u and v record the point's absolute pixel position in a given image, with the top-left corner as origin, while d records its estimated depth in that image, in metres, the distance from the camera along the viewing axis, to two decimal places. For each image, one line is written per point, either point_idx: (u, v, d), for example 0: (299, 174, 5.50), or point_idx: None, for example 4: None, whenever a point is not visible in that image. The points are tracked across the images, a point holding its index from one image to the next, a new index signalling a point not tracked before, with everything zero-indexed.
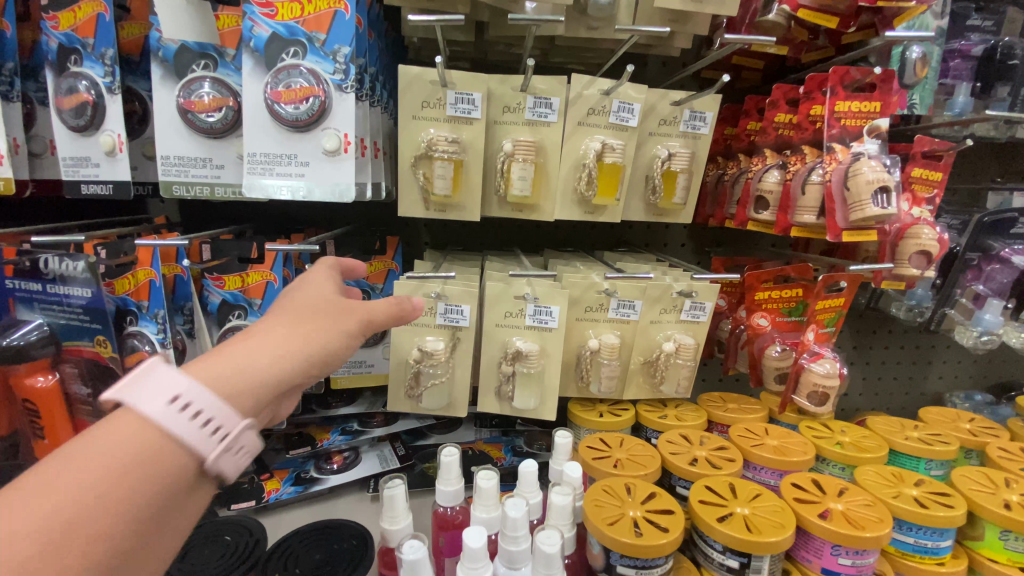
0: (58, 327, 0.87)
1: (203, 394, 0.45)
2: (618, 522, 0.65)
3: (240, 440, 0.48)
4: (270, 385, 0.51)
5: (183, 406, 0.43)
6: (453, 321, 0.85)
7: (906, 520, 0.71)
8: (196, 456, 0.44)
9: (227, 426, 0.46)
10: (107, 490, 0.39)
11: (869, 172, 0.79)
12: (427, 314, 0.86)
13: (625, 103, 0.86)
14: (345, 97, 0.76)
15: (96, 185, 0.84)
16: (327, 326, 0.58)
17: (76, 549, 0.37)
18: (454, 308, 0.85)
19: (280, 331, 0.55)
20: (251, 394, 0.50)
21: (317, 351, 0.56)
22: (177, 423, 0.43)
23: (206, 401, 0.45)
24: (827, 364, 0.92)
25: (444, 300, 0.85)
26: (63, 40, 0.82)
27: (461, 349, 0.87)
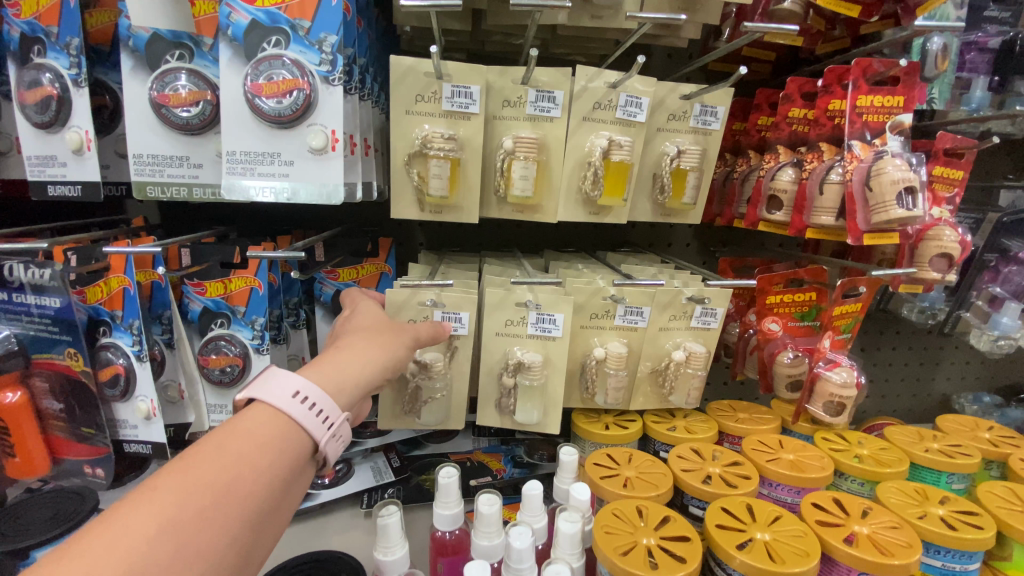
0: (25, 339, 0.80)
1: (318, 389, 0.52)
2: (632, 551, 0.60)
3: (343, 430, 0.54)
4: (358, 387, 0.59)
5: (303, 398, 0.51)
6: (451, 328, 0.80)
7: (935, 543, 0.67)
8: (309, 441, 0.50)
9: (334, 415, 0.52)
10: (250, 464, 0.45)
11: (895, 171, 0.75)
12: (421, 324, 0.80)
13: (633, 97, 0.81)
14: (333, 90, 0.70)
15: (64, 186, 0.77)
16: (395, 340, 0.66)
17: (228, 514, 0.42)
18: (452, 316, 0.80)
19: (361, 343, 0.62)
20: (346, 392, 0.56)
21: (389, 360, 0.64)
22: (297, 412, 0.50)
23: (319, 394, 0.52)
24: (844, 372, 0.88)
25: (442, 309, 0.79)
26: (25, 29, 0.75)
27: (460, 359, 0.83)
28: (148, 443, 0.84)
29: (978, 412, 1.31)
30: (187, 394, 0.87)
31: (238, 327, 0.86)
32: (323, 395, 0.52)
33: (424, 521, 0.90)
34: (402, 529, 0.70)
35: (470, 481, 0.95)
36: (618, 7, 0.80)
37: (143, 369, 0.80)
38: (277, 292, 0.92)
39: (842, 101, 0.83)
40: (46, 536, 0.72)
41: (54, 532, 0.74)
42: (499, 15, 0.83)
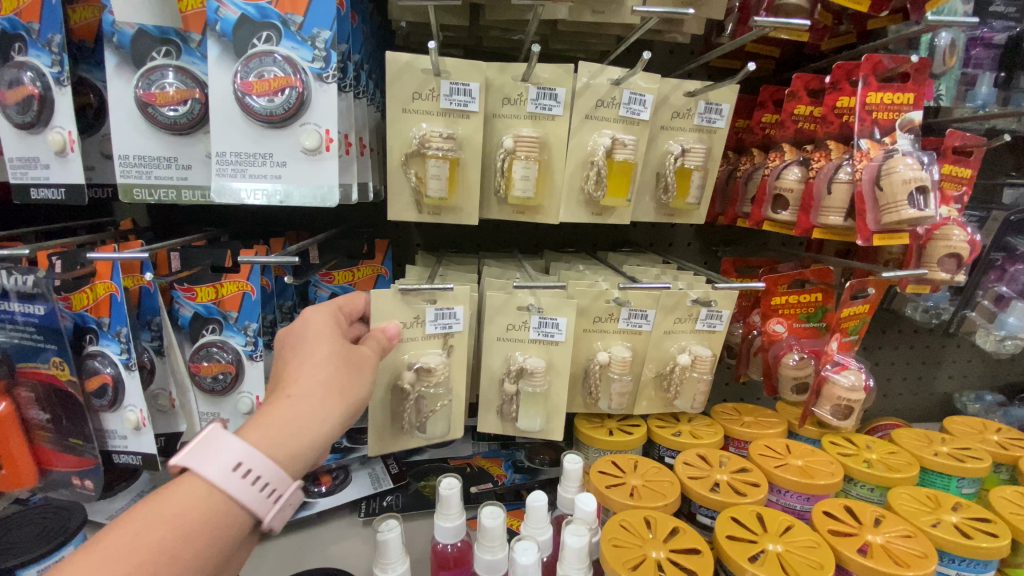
0: (9, 347, 0.77)
1: (260, 461, 0.50)
2: (641, 565, 0.59)
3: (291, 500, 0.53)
4: (311, 442, 0.55)
5: (244, 473, 0.49)
6: (447, 326, 0.77)
7: (949, 552, 0.65)
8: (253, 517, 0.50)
9: (281, 489, 0.51)
10: (179, 553, 0.45)
11: (907, 170, 0.73)
12: (416, 325, 0.76)
13: (637, 94, 0.79)
14: (327, 88, 0.67)
15: (46, 189, 0.74)
16: (356, 380, 0.61)
17: None
18: (447, 314, 0.76)
19: (317, 391, 0.57)
20: (298, 459, 0.54)
21: (350, 406, 0.60)
22: (240, 489, 0.49)
23: (265, 469, 0.50)
24: (852, 375, 0.86)
25: (436, 306, 0.76)
26: (4, 26, 0.72)
27: (459, 359, 0.80)
28: (138, 453, 0.81)
29: (981, 411, 1.30)
30: (178, 402, 0.83)
31: (231, 334, 0.83)
32: (269, 468, 0.51)
33: (425, 530, 0.88)
34: (403, 542, 0.68)
35: (470, 488, 0.93)
36: (621, 1, 0.77)
37: (132, 378, 0.78)
38: (270, 296, 0.89)
39: (850, 98, 0.81)
40: (31, 556, 0.69)
41: (40, 550, 0.70)
42: (498, 9, 0.80)
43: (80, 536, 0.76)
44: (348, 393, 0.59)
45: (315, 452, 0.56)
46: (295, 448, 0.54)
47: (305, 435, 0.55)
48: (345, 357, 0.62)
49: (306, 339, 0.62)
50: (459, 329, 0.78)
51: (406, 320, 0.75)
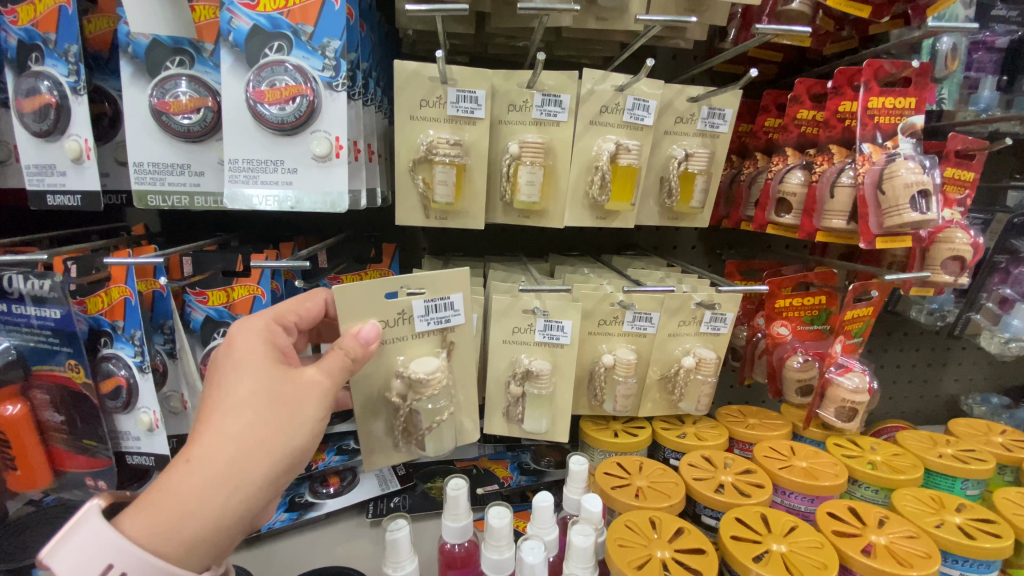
0: (26, 350, 0.79)
1: (133, 560, 0.48)
2: (647, 565, 0.60)
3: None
4: (226, 505, 0.52)
5: (115, 575, 0.47)
6: (442, 320, 0.72)
7: (953, 552, 0.66)
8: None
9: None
10: None
11: (909, 174, 0.74)
12: (402, 322, 0.71)
13: (641, 100, 0.80)
14: (336, 96, 0.69)
15: (63, 196, 0.76)
16: (285, 427, 0.56)
17: None
18: (440, 306, 0.71)
19: (228, 448, 0.52)
20: (211, 535, 0.52)
21: (283, 460, 0.55)
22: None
23: (144, 570, 0.48)
24: (856, 377, 0.86)
25: (425, 299, 0.71)
26: (22, 36, 0.74)
27: (457, 358, 0.76)
28: (151, 454, 0.82)
29: (987, 414, 1.30)
30: (190, 403, 0.85)
31: None
32: (149, 567, 0.48)
33: (432, 532, 0.89)
34: (411, 541, 0.69)
35: (477, 489, 0.94)
36: (624, 9, 0.78)
37: (146, 380, 0.79)
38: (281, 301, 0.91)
39: (852, 103, 0.82)
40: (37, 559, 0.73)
41: None
42: (504, 17, 0.82)
43: None
44: (275, 445, 0.55)
45: (238, 520, 0.53)
46: (205, 526, 0.51)
47: (212, 511, 0.51)
48: (274, 396, 0.56)
49: (227, 376, 0.56)
50: (456, 322, 0.74)
51: (391, 318, 0.70)
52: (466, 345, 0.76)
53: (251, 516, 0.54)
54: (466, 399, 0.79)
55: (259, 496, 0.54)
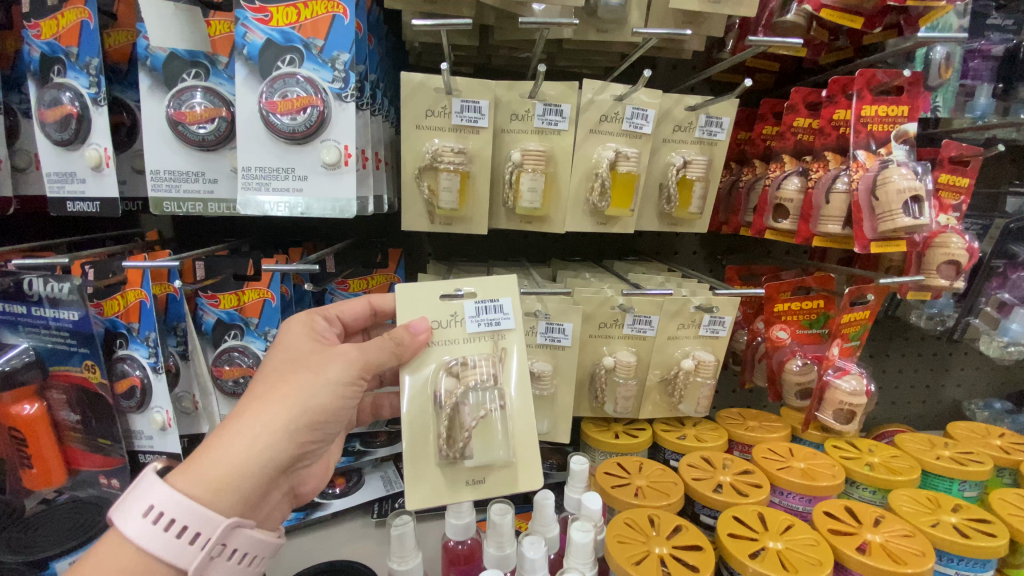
0: (44, 351, 0.81)
1: (169, 498, 0.51)
2: (644, 561, 0.61)
3: (226, 538, 0.53)
4: (248, 455, 0.54)
5: (154, 515, 0.50)
6: (493, 322, 0.66)
7: (947, 551, 0.67)
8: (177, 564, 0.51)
9: (201, 531, 0.52)
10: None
11: (901, 180, 0.76)
12: (453, 325, 0.66)
13: (639, 109, 0.82)
14: (345, 106, 0.72)
15: (82, 202, 0.79)
16: (304, 384, 0.58)
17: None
18: (490, 307, 0.66)
19: (253, 403, 0.57)
20: (237, 484, 0.54)
21: (302, 416, 0.57)
22: (154, 537, 0.50)
23: (179, 511, 0.51)
24: (853, 380, 0.88)
25: (476, 300, 0.67)
26: (45, 50, 0.77)
27: (511, 365, 0.67)
28: (162, 453, 0.85)
29: (989, 419, 1.30)
30: (201, 404, 0.87)
31: (251, 339, 0.87)
32: (183, 507, 0.51)
33: (437, 532, 0.90)
34: (416, 537, 0.71)
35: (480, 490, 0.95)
36: (623, 21, 0.81)
37: (159, 381, 0.81)
38: (290, 303, 0.92)
39: (846, 111, 0.84)
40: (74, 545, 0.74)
41: (72, 543, 0.75)
42: (507, 30, 0.84)
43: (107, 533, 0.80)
44: (294, 400, 0.57)
45: (262, 472, 0.55)
46: (230, 474, 0.54)
47: (235, 458, 0.54)
48: (299, 362, 0.61)
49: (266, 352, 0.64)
50: (507, 327, 0.67)
51: (442, 318, 0.66)
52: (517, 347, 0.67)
53: (275, 470, 0.56)
54: (521, 417, 0.65)
55: (281, 449, 0.56)
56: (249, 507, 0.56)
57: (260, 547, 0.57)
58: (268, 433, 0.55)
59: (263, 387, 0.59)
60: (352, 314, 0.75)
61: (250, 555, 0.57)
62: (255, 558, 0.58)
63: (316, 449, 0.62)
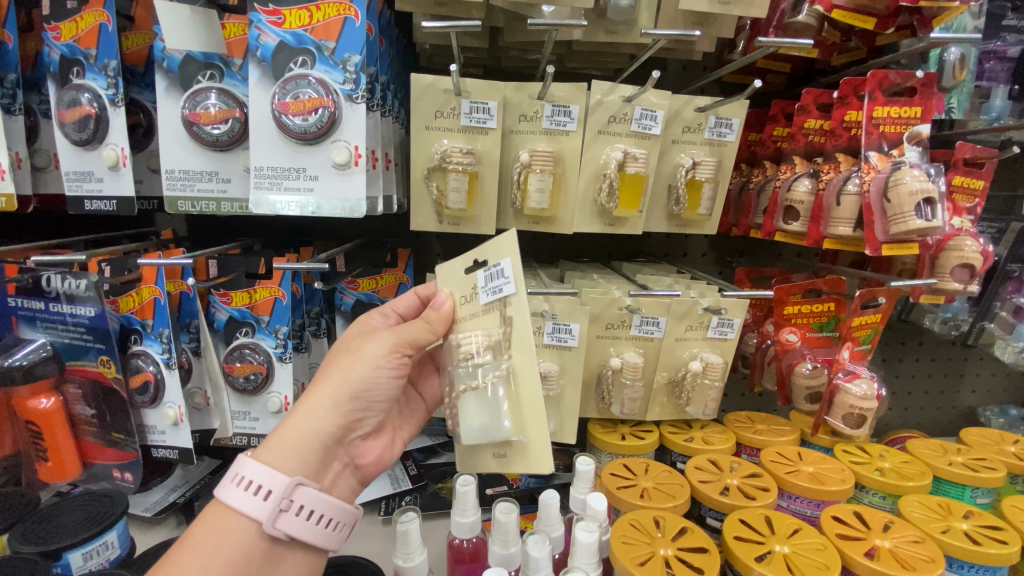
0: (61, 346, 0.83)
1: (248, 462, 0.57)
2: (650, 562, 0.61)
3: (293, 494, 0.57)
4: (307, 429, 0.60)
5: (237, 480, 0.56)
6: (498, 289, 0.62)
7: (958, 557, 0.67)
8: (254, 520, 0.56)
9: (271, 488, 0.56)
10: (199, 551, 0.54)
11: (914, 182, 0.75)
12: (473, 300, 0.65)
13: (648, 110, 0.82)
14: (356, 108, 0.73)
15: (100, 201, 0.80)
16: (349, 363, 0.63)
17: None
18: (494, 274, 0.62)
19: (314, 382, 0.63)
20: (293, 453, 0.60)
21: (341, 391, 0.62)
22: (239, 498, 0.56)
23: (251, 471, 0.56)
24: (864, 384, 0.87)
25: (486, 268, 0.63)
26: (65, 52, 0.79)
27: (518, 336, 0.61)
28: (175, 447, 0.86)
29: (1005, 426, 1.27)
30: (212, 400, 0.89)
31: (262, 336, 0.88)
32: (250, 466, 0.57)
33: (442, 531, 0.90)
34: (422, 534, 0.72)
35: (486, 489, 0.94)
36: (632, 22, 0.81)
37: (172, 377, 0.83)
38: (300, 302, 0.94)
39: (858, 112, 0.83)
40: (81, 538, 0.70)
41: (84, 535, 0.71)
42: (516, 31, 0.85)
43: (121, 523, 0.76)
44: (335, 376, 0.63)
45: (313, 441, 0.60)
46: (289, 445, 0.60)
47: (297, 428, 0.60)
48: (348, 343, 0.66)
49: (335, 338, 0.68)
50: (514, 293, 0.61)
51: (466, 292, 0.66)
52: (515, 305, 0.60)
53: (325, 440, 0.61)
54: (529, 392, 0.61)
55: (330, 420, 0.61)
56: (312, 474, 0.61)
57: (330, 507, 0.60)
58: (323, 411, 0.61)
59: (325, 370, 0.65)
60: (405, 307, 0.78)
61: (325, 516, 0.60)
62: (331, 521, 0.61)
63: (369, 421, 0.66)
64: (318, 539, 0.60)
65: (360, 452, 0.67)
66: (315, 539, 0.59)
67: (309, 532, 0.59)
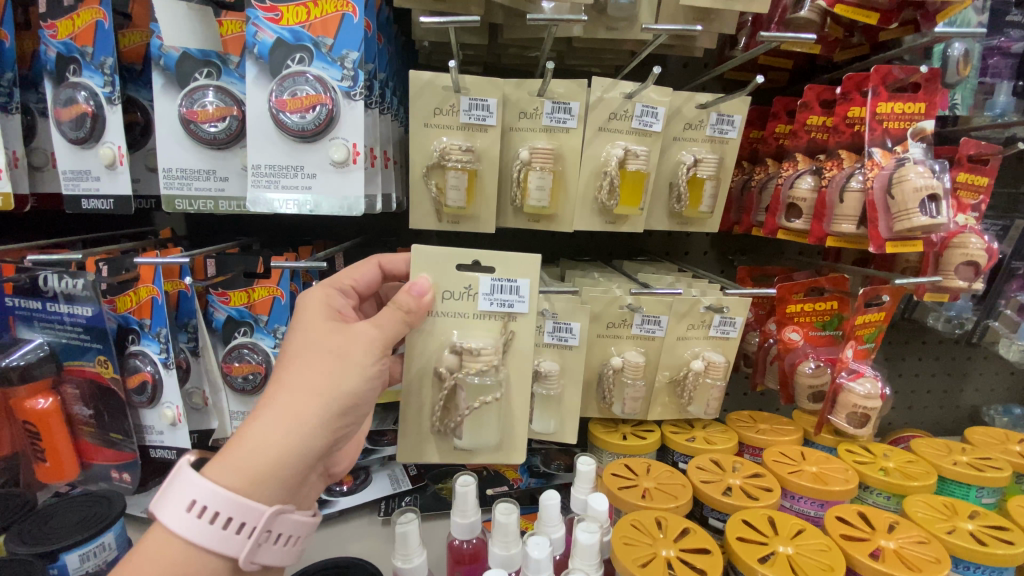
0: (58, 346, 0.83)
1: (214, 493, 0.53)
2: (652, 563, 0.61)
3: (271, 525, 0.55)
4: (287, 451, 0.55)
5: (201, 511, 0.52)
6: (506, 303, 0.68)
7: (964, 558, 0.66)
8: (225, 552, 0.54)
9: (245, 522, 0.53)
10: None
11: (918, 178, 0.75)
12: (467, 299, 0.68)
13: (649, 107, 0.81)
14: (355, 105, 0.72)
15: (97, 199, 0.79)
16: (336, 375, 0.59)
17: None
18: (505, 288, 0.68)
19: (290, 395, 0.57)
20: (275, 475, 0.55)
21: (332, 405, 0.58)
22: (203, 530, 0.52)
23: (222, 505, 0.53)
24: (868, 383, 0.86)
25: (493, 277, 0.68)
26: (62, 50, 0.78)
27: (517, 349, 0.70)
28: (173, 447, 0.86)
29: (1009, 425, 1.27)
30: (211, 400, 0.88)
31: (261, 336, 0.88)
32: (224, 499, 0.53)
33: (442, 532, 0.90)
34: (421, 534, 0.71)
35: (486, 490, 0.93)
36: (633, 18, 0.80)
37: (170, 377, 0.82)
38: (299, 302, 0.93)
39: (862, 108, 0.83)
40: (82, 538, 0.70)
41: (81, 536, 0.71)
42: (516, 28, 0.84)
43: (119, 524, 0.76)
44: (315, 376, 0.58)
45: (299, 461, 0.56)
46: (268, 465, 0.55)
47: (274, 448, 0.55)
48: (326, 346, 0.60)
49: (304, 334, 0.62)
50: (520, 311, 0.68)
51: (457, 290, 0.68)
52: (520, 326, 0.69)
53: (311, 459, 0.57)
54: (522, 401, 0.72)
55: (317, 437, 0.57)
56: (290, 492, 0.58)
57: (302, 527, 0.60)
58: (308, 431, 0.56)
59: (299, 379, 0.58)
60: (364, 280, 0.77)
61: (295, 536, 0.60)
62: (297, 538, 0.61)
63: (351, 429, 0.63)
64: (285, 558, 0.60)
65: (335, 462, 0.74)
66: (285, 560, 0.59)
67: (280, 554, 0.58)
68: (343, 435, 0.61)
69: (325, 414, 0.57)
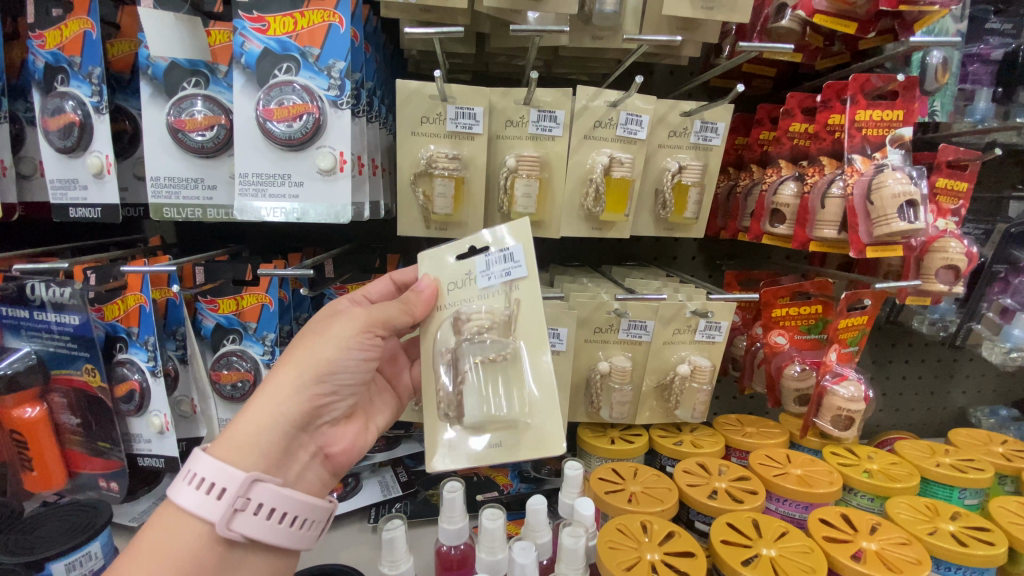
0: (46, 354, 0.83)
1: (198, 458, 0.55)
2: (636, 567, 0.61)
3: (251, 492, 0.55)
4: (263, 416, 0.59)
5: (188, 477, 0.55)
6: (505, 273, 0.65)
7: (944, 559, 0.67)
8: (207, 520, 0.54)
9: (225, 486, 0.54)
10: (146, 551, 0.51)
11: (896, 184, 0.76)
12: (468, 284, 0.67)
13: (633, 114, 0.83)
14: (341, 114, 0.73)
15: (84, 208, 0.80)
16: (311, 346, 0.61)
17: None
18: (499, 258, 0.65)
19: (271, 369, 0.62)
20: (257, 444, 0.58)
21: (305, 372, 0.60)
22: (187, 495, 0.54)
23: (205, 469, 0.55)
24: (852, 386, 0.87)
25: (487, 253, 0.65)
26: (49, 59, 0.79)
27: (525, 315, 0.66)
28: (161, 456, 0.86)
29: (995, 426, 1.28)
30: (200, 408, 0.88)
31: (249, 343, 0.87)
32: (208, 464, 0.55)
33: (430, 539, 0.89)
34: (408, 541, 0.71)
35: (476, 495, 0.94)
36: (617, 28, 0.82)
37: (158, 384, 0.82)
38: (288, 308, 0.91)
39: (840, 116, 0.84)
40: (67, 547, 0.70)
41: (66, 545, 0.70)
42: (501, 38, 0.85)
43: (106, 533, 0.76)
44: (307, 368, 0.60)
45: (277, 426, 0.59)
46: (251, 432, 0.58)
47: (256, 417, 0.58)
48: (311, 331, 0.64)
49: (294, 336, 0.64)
50: (520, 275, 0.65)
51: (457, 279, 0.67)
52: (525, 289, 0.66)
53: (287, 426, 0.59)
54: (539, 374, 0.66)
55: (296, 405, 0.60)
56: (275, 466, 0.59)
57: (289, 503, 0.58)
58: (283, 397, 0.59)
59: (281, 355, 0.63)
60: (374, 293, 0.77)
61: (283, 513, 0.58)
62: (293, 520, 0.60)
63: (337, 405, 0.65)
64: (277, 539, 0.58)
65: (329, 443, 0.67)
66: (276, 538, 0.57)
67: (267, 530, 0.57)
68: (325, 407, 0.63)
69: (302, 384, 0.60)
